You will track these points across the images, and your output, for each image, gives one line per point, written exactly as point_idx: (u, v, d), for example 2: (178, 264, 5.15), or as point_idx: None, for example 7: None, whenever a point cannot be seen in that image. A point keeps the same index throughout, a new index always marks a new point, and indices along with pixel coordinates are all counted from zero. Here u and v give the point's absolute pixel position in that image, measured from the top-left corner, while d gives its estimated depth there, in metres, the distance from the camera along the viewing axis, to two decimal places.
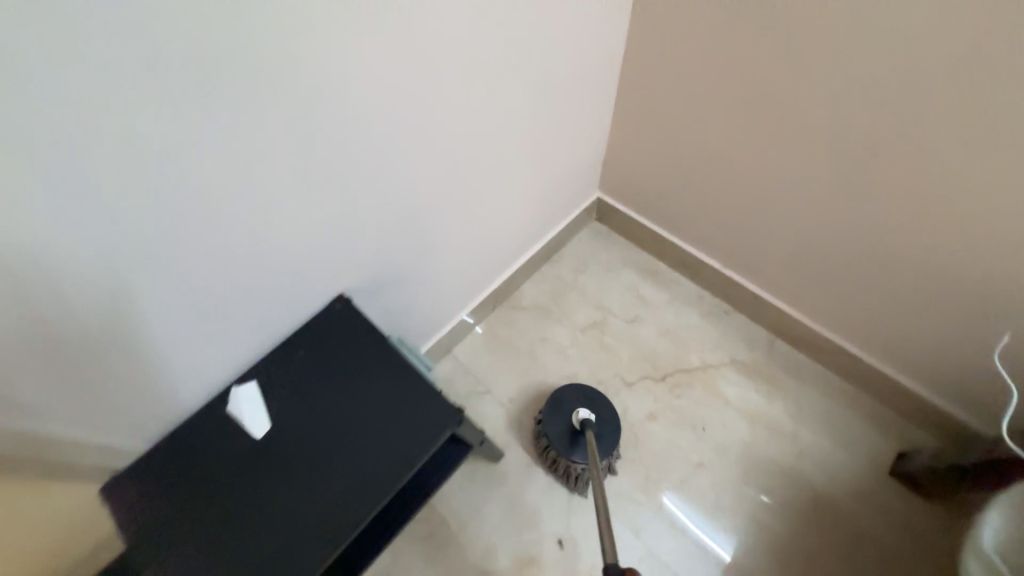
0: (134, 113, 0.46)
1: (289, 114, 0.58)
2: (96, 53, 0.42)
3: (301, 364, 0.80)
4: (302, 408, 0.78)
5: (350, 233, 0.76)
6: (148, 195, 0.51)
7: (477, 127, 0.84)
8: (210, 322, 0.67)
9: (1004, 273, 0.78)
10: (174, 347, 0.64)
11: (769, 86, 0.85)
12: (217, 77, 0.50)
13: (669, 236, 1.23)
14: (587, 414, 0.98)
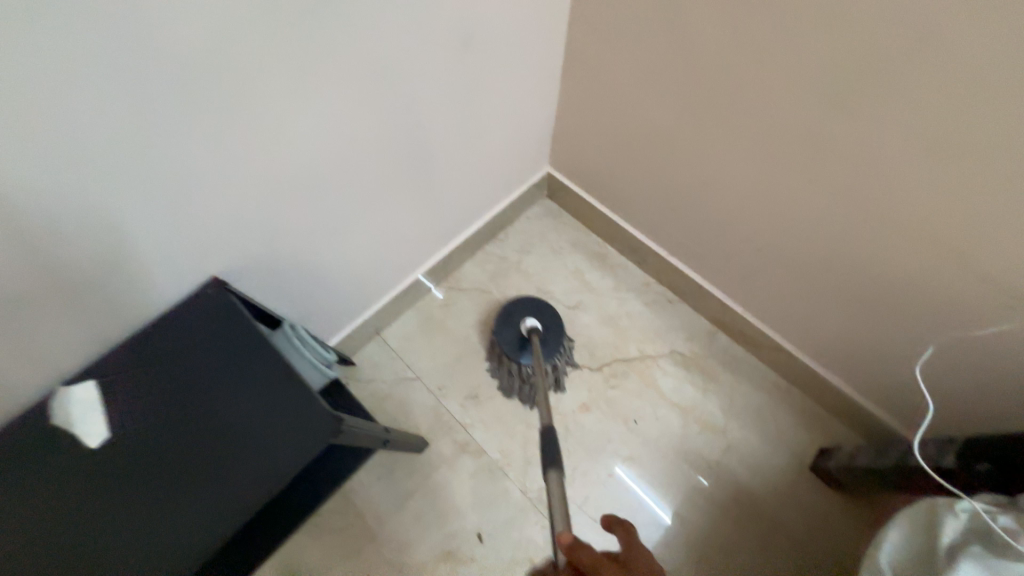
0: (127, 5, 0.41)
1: (249, 43, 0.51)
2: None
3: (172, 339, 0.62)
4: (159, 395, 0.59)
5: (231, 199, 0.62)
6: (112, 92, 0.44)
7: (396, 81, 0.70)
8: (152, 267, 0.59)
9: (942, 288, 0.71)
10: (111, 292, 0.57)
11: (713, 72, 0.75)
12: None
13: (619, 220, 1.17)
14: (535, 323, 0.98)
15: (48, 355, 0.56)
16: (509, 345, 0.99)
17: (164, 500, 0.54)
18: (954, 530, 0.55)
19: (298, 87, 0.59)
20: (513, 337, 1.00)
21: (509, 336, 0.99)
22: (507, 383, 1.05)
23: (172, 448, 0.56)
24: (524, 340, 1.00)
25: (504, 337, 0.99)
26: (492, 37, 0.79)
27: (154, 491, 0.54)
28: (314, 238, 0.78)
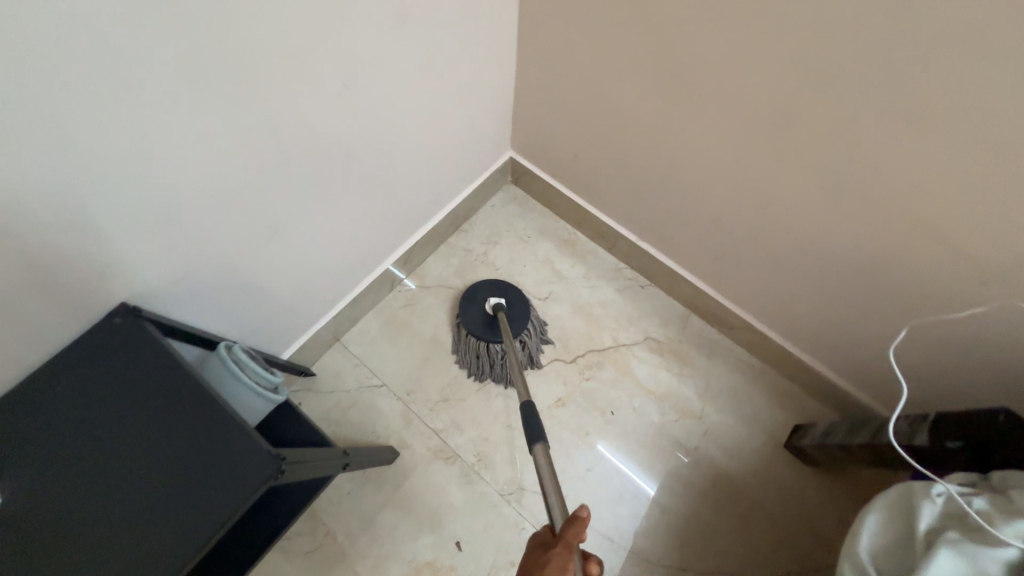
0: None
1: (149, 25, 0.44)
2: None
3: (77, 381, 0.54)
4: (64, 447, 0.51)
5: (131, 207, 0.52)
6: None
7: (326, 66, 0.61)
8: (48, 285, 0.50)
9: (915, 269, 0.69)
10: (1, 318, 0.48)
11: (678, 46, 0.69)
12: None
13: (587, 205, 1.11)
14: (498, 299, 1.02)
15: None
16: (476, 324, 1.02)
17: (66, 558, 0.47)
18: (931, 516, 0.54)
19: (198, 72, 0.50)
20: (479, 317, 1.03)
21: (476, 315, 1.03)
22: (473, 366, 1.03)
23: (80, 498, 0.49)
24: (490, 318, 1.03)
25: (471, 317, 1.03)
26: (434, 7, 0.70)
27: (53, 551, 0.47)
28: (248, 249, 0.70)
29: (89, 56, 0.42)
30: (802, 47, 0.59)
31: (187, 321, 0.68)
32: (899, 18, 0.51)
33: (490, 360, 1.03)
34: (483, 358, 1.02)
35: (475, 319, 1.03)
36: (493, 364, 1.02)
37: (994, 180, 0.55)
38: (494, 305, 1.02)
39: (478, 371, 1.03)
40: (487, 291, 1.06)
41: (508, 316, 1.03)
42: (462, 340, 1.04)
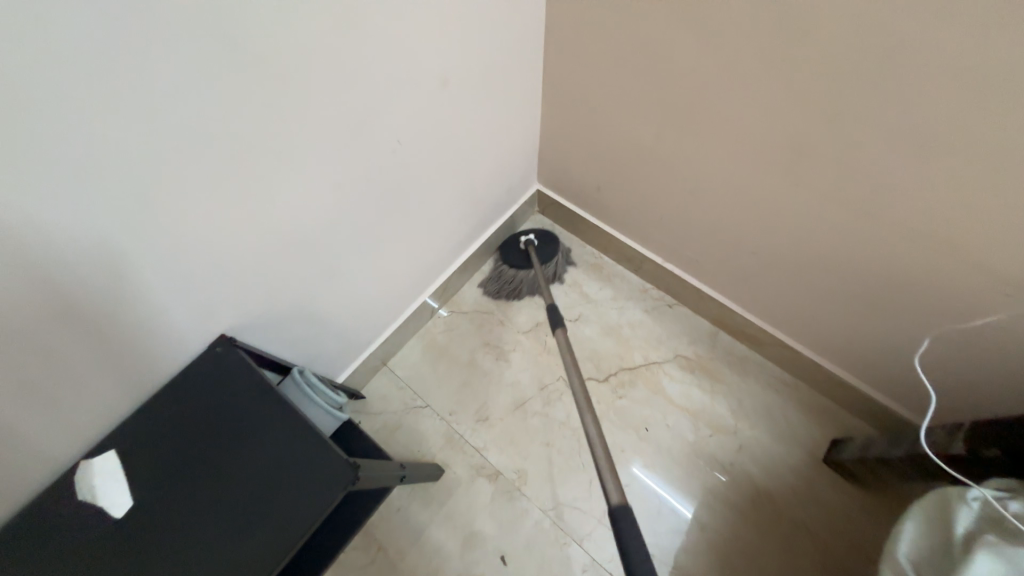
0: (159, 96, 0.46)
1: (258, 118, 0.56)
2: (140, 39, 0.43)
3: (189, 400, 0.65)
4: (180, 455, 0.62)
5: (226, 257, 0.63)
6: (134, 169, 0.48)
7: (383, 127, 0.72)
8: (167, 322, 0.62)
9: (934, 282, 0.72)
10: (132, 350, 0.60)
11: (688, 90, 0.77)
12: (214, 79, 0.49)
13: (612, 231, 1.18)
14: (531, 238, 1.15)
15: (72, 423, 0.58)
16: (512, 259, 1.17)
17: (184, 551, 0.56)
18: (967, 520, 0.56)
19: (281, 143, 0.60)
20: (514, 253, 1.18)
21: (511, 251, 1.17)
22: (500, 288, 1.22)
23: (191, 503, 0.59)
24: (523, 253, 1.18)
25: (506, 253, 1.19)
26: (470, 71, 0.81)
27: (174, 543, 0.57)
28: (313, 284, 0.80)
29: (207, 142, 0.53)
30: (797, 89, 0.66)
31: (262, 349, 0.79)
32: (886, 61, 0.56)
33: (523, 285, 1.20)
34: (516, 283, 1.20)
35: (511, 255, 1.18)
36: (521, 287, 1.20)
37: (993, 200, 0.59)
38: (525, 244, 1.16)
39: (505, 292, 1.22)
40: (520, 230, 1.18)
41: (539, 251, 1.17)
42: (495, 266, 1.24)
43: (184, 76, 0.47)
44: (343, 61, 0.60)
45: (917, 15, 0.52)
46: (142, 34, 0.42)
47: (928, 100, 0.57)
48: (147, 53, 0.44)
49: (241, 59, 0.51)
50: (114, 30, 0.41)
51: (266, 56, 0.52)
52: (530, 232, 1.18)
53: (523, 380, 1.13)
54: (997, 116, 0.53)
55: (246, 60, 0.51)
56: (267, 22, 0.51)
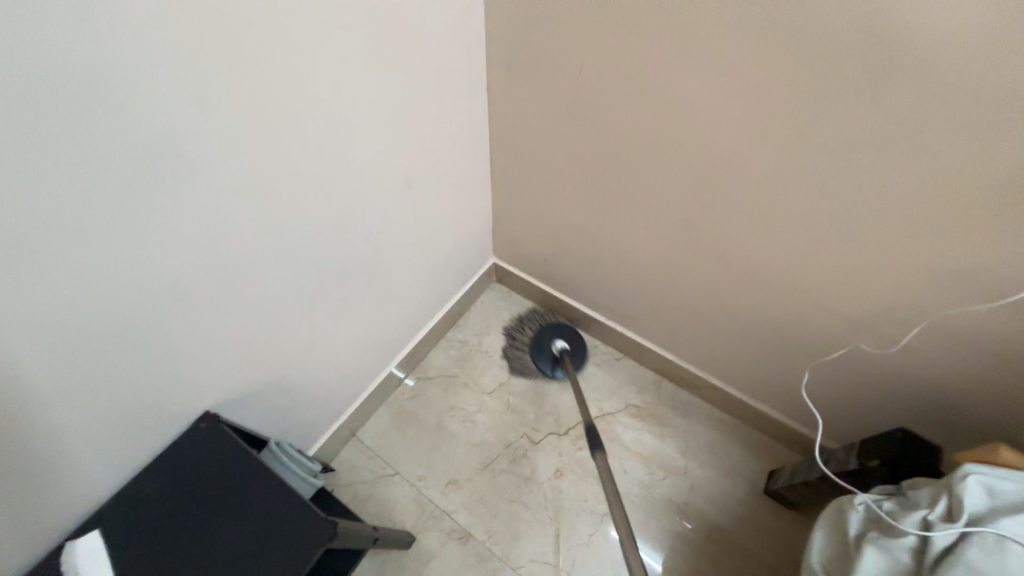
0: (171, 218, 0.58)
1: (246, 225, 0.68)
2: (161, 180, 0.55)
3: (174, 478, 0.70)
4: (164, 531, 0.66)
5: (210, 340, 0.72)
6: (146, 274, 0.59)
7: (352, 217, 0.86)
8: (153, 403, 0.68)
9: (808, 329, 0.88)
10: (121, 432, 0.66)
11: (604, 186, 0.96)
12: (214, 200, 0.62)
13: (560, 295, 1.33)
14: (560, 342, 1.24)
15: (58, 506, 0.63)
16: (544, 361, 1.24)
17: None
18: (858, 522, 0.68)
19: (263, 241, 0.72)
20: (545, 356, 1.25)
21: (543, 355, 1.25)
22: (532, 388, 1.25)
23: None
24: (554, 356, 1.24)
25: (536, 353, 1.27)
26: (428, 176, 0.98)
27: None
28: (287, 359, 0.88)
29: (202, 248, 0.64)
30: (678, 187, 0.85)
31: (239, 424, 0.85)
32: (734, 170, 0.76)
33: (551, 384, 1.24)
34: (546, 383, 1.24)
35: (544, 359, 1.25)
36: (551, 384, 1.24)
37: (829, 265, 0.77)
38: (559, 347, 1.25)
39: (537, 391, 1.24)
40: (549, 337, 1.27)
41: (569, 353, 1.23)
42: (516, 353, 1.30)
43: (185, 202, 0.59)
44: (321, 173, 0.75)
45: (745, 143, 0.72)
46: (157, 179, 0.55)
47: (769, 199, 0.76)
48: (157, 190, 0.55)
49: (231, 184, 0.63)
50: (134, 179, 0.53)
51: (251, 180, 0.65)
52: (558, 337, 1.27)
53: (489, 440, 1.19)
54: (812, 209, 0.73)
55: (240, 183, 0.64)
56: (253, 154, 0.63)
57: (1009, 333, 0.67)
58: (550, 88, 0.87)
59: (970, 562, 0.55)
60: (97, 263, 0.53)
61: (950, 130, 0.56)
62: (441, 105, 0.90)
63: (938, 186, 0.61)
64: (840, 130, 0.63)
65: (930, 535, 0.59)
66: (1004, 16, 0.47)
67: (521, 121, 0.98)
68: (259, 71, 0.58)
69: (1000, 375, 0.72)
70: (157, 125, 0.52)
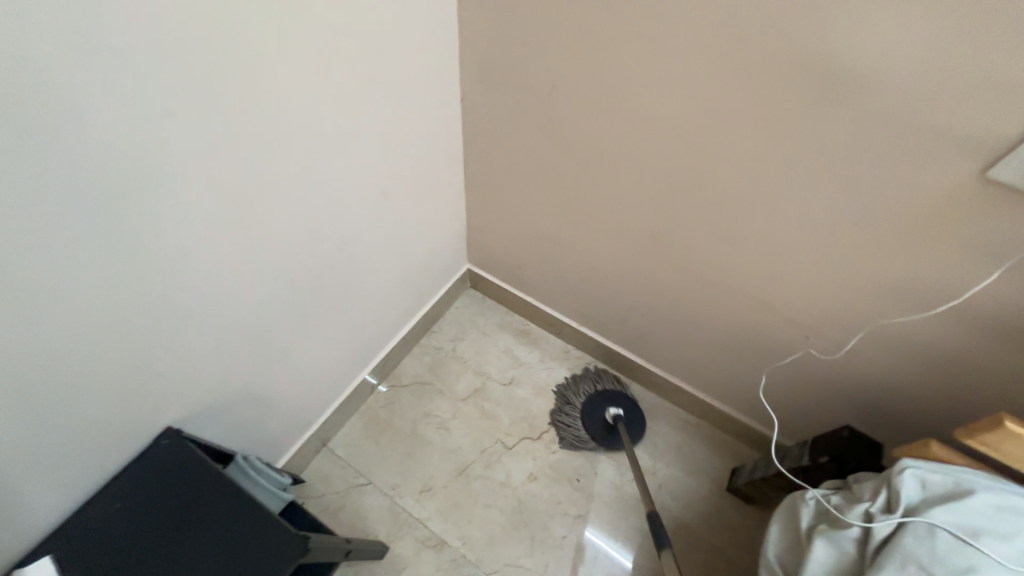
0: (132, 225, 0.57)
1: (214, 232, 0.66)
2: (120, 186, 0.54)
3: (134, 497, 0.67)
4: (123, 553, 0.63)
5: (174, 353, 0.70)
6: (103, 283, 0.57)
7: (324, 224, 0.85)
8: (111, 419, 0.65)
9: (765, 334, 0.94)
10: (76, 451, 0.63)
11: (574, 195, 0.98)
12: (178, 208, 0.61)
13: (533, 300, 1.35)
14: (617, 411, 1.19)
15: (6, 530, 0.60)
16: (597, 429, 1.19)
17: None
18: (809, 516, 0.73)
19: (231, 252, 0.71)
20: (600, 423, 1.20)
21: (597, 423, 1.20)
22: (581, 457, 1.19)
23: None
24: (609, 425, 1.20)
25: (590, 421, 1.20)
26: (400, 183, 0.98)
27: None
28: (256, 370, 0.87)
29: (164, 258, 0.62)
30: (645, 199, 0.88)
31: (205, 438, 0.82)
32: (696, 185, 0.80)
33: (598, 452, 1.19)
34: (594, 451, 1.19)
35: (596, 424, 1.20)
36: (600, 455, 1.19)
37: (783, 275, 0.82)
38: (615, 415, 1.19)
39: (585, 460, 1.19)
40: (604, 402, 1.22)
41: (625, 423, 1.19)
42: (567, 423, 1.21)
43: (147, 209, 0.57)
44: (291, 180, 0.74)
45: (705, 159, 0.76)
46: (115, 188, 0.53)
47: (727, 213, 0.80)
48: (116, 196, 0.54)
49: (196, 193, 0.62)
50: (90, 186, 0.51)
51: (218, 189, 0.64)
52: (613, 403, 1.22)
53: (464, 447, 1.19)
54: (767, 223, 0.78)
55: (207, 189, 0.63)
56: (219, 162, 0.62)
57: (939, 337, 0.74)
58: (523, 100, 0.89)
59: (905, 550, 0.60)
60: (50, 272, 0.52)
61: (885, 153, 0.62)
62: (414, 115, 0.91)
63: (876, 203, 0.66)
64: (790, 150, 0.68)
65: (872, 527, 0.64)
66: (928, 54, 0.53)
67: (493, 130, 1.00)
68: (228, 78, 0.58)
69: (931, 377, 0.79)
70: (115, 130, 0.51)
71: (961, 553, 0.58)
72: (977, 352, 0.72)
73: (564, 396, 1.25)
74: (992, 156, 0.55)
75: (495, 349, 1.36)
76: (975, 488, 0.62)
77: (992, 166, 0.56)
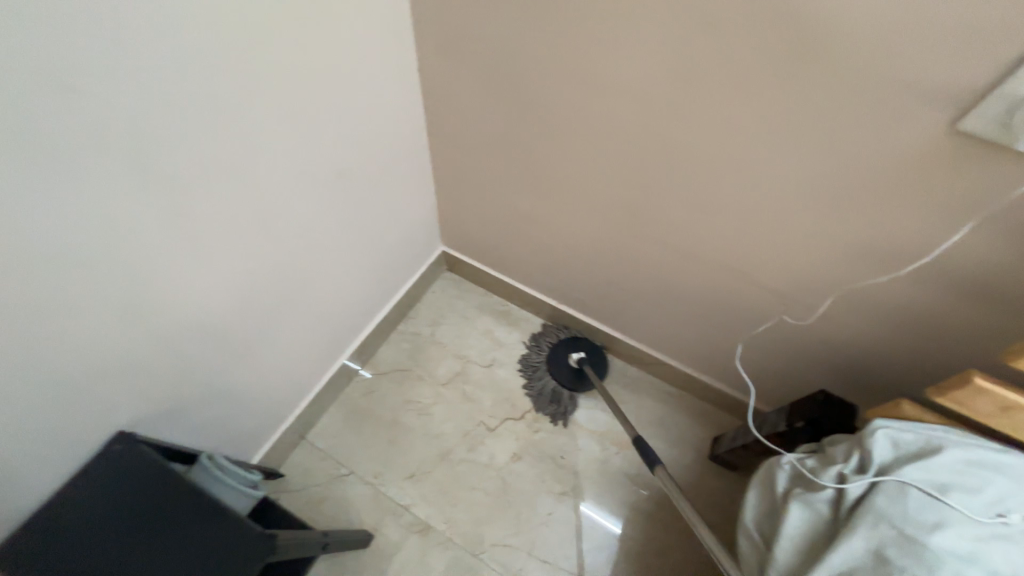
0: (53, 218, 0.51)
1: (154, 223, 0.61)
2: (33, 175, 0.48)
3: (92, 505, 0.64)
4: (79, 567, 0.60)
5: (122, 359, 0.65)
6: (27, 284, 0.52)
7: (284, 210, 0.79)
8: (58, 426, 0.61)
9: (741, 303, 0.93)
10: (19, 461, 0.59)
11: (543, 169, 0.94)
12: (107, 197, 0.55)
13: (511, 281, 1.32)
14: (579, 353, 1.23)
15: None
16: (565, 376, 1.23)
17: None
18: (785, 480, 0.73)
19: (178, 248, 0.65)
20: (567, 370, 1.24)
21: (563, 370, 1.24)
22: (556, 409, 1.21)
23: None
24: (575, 370, 1.24)
25: (557, 370, 1.24)
26: (362, 165, 0.92)
27: None
28: (218, 368, 0.82)
29: (100, 255, 0.57)
30: (614, 169, 0.85)
31: (166, 439, 0.79)
32: (667, 152, 0.77)
33: (569, 398, 1.23)
34: (564, 398, 1.22)
35: (563, 372, 1.24)
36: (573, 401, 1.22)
37: (754, 242, 0.81)
38: (577, 358, 1.24)
39: (562, 412, 1.21)
40: (566, 349, 1.26)
41: (589, 364, 1.23)
42: (538, 383, 1.24)
43: (68, 200, 0.52)
44: (242, 161, 0.68)
45: (674, 125, 0.73)
46: (26, 184, 0.48)
47: (698, 180, 0.78)
48: (29, 186, 0.48)
49: (128, 186, 0.56)
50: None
51: (154, 182, 0.59)
52: (576, 348, 1.26)
53: (446, 431, 1.18)
54: (738, 189, 0.75)
55: (138, 176, 0.57)
56: (150, 151, 0.57)
57: (910, 298, 0.73)
58: (483, 69, 0.84)
59: (879, 510, 0.60)
60: None
61: (857, 111, 0.59)
62: (370, 91, 0.85)
63: (848, 164, 0.64)
64: (759, 111, 0.65)
65: (846, 488, 0.65)
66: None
67: (456, 103, 0.94)
68: (149, 51, 0.52)
69: (905, 339, 0.79)
70: (17, 111, 0.45)
71: (933, 510, 0.58)
72: (947, 310, 0.71)
73: (529, 350, 1.29)
74: (961, 109, 0.53)
75: (475, 331, 1.34)
76: (945, 445, 0.63)
77: (961, 119, 0.54)
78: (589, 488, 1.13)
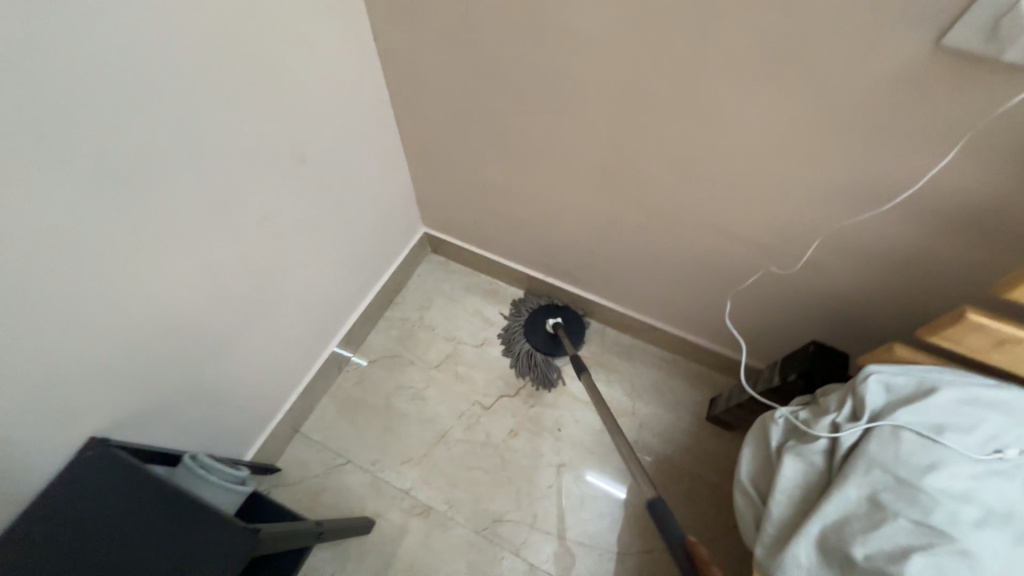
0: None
1: (103, 218, 0.57)
2: None
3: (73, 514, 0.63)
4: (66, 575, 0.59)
5: (87, 366, 0.63)
6: None
7: (248, 199, 0.76)
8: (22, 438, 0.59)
9: (728, 261, 0.90)
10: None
11: (516, 136, 0.90)
12: (45, 192, 0.51)
13: (497, 258, 1.29)
14: (557, 319, 1.22)
15: None
16: (542, 343, 1.21)
17: None
18: (778, 434, 0.72)
19: (134, 246, 0.62)
20: (543, 336, 1.22)
21: (540, 335, 1.22)
22: (535, 374, 1.20)
23: None
24: (552, 336, 1.22)
25: (533, 334, 1.22)
26: (328, 147, 0.88)
27: None
28: (196, 366, 0.80)
29: (44, 256, 0.53)
30: (588, 130, 0.81)
31: (148, 443, 0.77)
32: (641, 105, 0.73)
33: (546, 365, 1.21)
34: (542, 363, 1.20)
35: (540, 337, 1.22)
36: (552, 366, 1.20)
37: (736, 194, 0.78)
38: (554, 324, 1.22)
39: (540, 377, 1.20)
40: (544, 315, 1.25)
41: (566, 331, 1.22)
42: (515, 348, 1.23)
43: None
44: (191, 147, 0.64)
45: (645, 74, 0.69)
46: None
47: (675, 133, 0.74)
48: None
49: (64, 182, 0.52)
50: None
51: (93, 175, 0.54)
52: (555, 315, 1.25)
53: (442, 414, 1.17)
54: (717, 139, 0.71)
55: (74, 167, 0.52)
56: (84, 139, 0.52)
57: (899, 239, 0.71)
58: (442, 32, 0.79)
59: (872, 456, 0.59)
60: None
61: (837, 39, 0.55)
62: (326, 65, 0.80)
63: (830, 99, 0.60)
64: (731, 49, 0.61)
65: (839, 437, 0.63)
66: None
67: (418, 74, 0.89)
68: (65, 27, 0.47)
69: (899, 283, 0.76)
70: None
71: (926, 451, 0.57)
72: (940, 249, 0.69)
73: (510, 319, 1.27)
74: (945, 23, 0.49)
75: (464, 312, 1.31)
76: (938, 386, 0.61)
77: (946, 35, 0.50)
78: (589, 458, 1.13)
